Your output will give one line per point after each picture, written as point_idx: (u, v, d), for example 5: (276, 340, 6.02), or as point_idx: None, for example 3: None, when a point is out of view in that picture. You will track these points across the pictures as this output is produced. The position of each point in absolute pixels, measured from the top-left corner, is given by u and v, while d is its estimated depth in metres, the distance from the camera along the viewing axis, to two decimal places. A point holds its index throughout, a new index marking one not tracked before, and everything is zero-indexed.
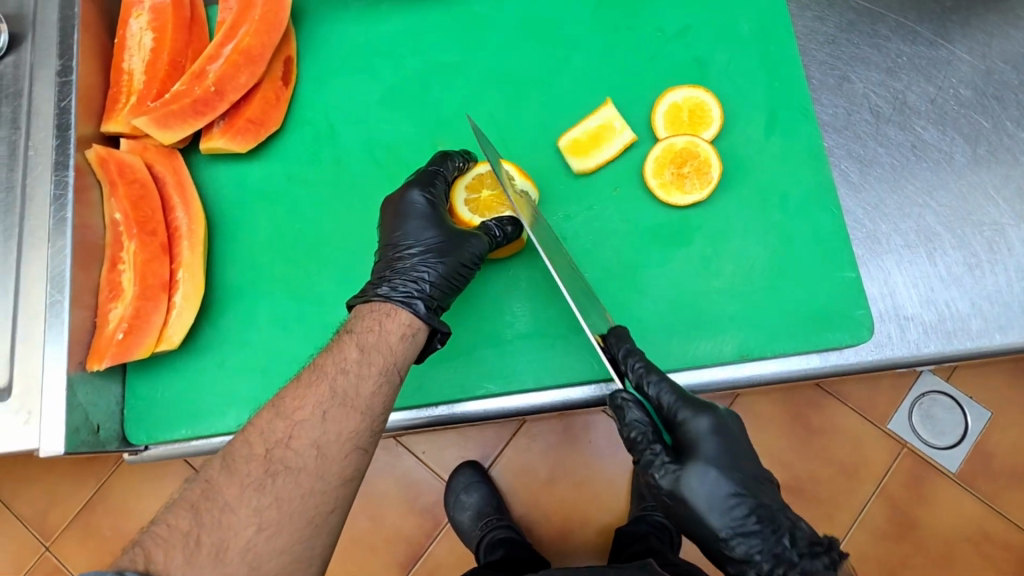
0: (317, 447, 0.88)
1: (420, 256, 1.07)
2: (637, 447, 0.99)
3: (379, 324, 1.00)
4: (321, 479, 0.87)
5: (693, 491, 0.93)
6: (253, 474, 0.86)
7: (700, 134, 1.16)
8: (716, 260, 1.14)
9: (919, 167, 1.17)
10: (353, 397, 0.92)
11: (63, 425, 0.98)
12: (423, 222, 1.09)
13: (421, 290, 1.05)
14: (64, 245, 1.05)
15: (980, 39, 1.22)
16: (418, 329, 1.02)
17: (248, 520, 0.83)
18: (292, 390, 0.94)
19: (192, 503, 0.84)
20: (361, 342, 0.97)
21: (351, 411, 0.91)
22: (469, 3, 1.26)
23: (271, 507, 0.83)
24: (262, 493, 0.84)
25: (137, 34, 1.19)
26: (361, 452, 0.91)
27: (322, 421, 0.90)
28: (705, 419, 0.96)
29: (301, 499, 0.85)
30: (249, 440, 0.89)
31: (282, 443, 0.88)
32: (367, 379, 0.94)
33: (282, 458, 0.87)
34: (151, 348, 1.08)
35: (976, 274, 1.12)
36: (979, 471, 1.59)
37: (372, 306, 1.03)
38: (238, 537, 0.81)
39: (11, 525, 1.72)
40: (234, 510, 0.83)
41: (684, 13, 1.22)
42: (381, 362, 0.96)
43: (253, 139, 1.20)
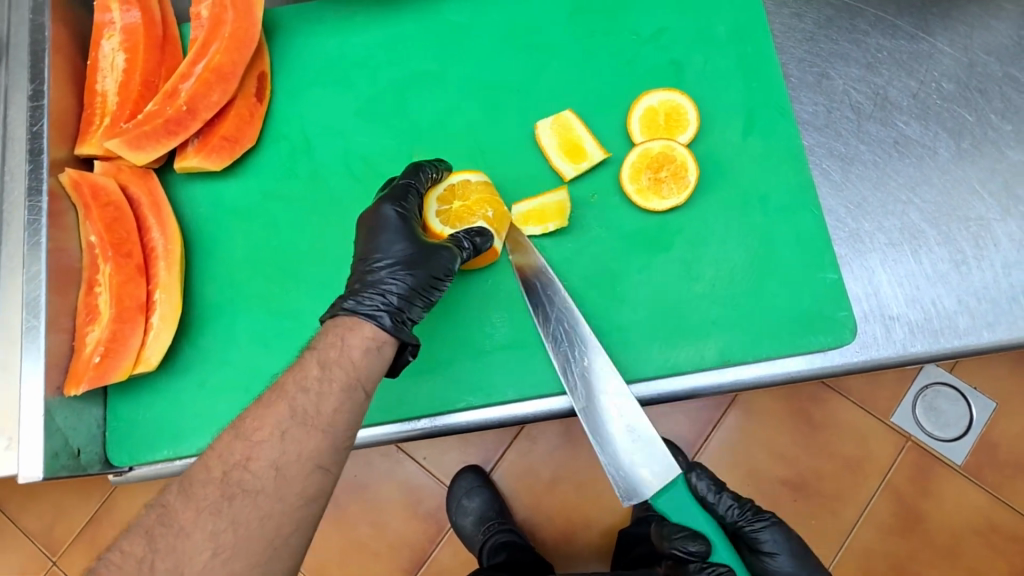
0: (276, 469, 0.87)
1: (389, 269, 1.05)
2: None
3: (342, 339, 0.98)
4: (281, 500, 0.86)
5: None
6: (210, 497, 0.86)
7: (676, 137, 1.15)
8: (696, 265, 1.13)
9: (901, 164, 1.15)
10: (314, 415, 0.91)
11: (43, 450, 0.98)
12: (395, 235, 1.08)
13: (387, 303, 1.03)
14: (38, 270, 1.05)
15: (962, 30, 1.20)
16: (383, 342, 1.00)
17: (204, 544, 0.83)
18: (252, 411, 0.93)
19: (148, 529, 0.85)
20: (322, 358, 0.95)
21: (312, 431, 0.90)
22: (443, 13, 1.25)
23: (227, 531, 0.84)
24: (219, 517, 0.85)
25: (108, 55, 1.19)
26: (323, 472, 0.89)
27: (282, 441, 0.89)
28: None
29: (259, 522, 0.85)
30: (207, 463, 0.89)
31: (239, 465, 0.88)
32: (327, 397, 0.92)
33: (239, 481, 0.87)
34: (128, 370, 1.09)
35: (962, 271, 1.10)
36: (984, 463, 1.57)
37: (337, 321, 1.01)
38: (193, 562, 0.82)
39: (15, 540, 1.72)
40: (189, 534, 0.84)
41: (659, 16, 1.21)
42: (342, 377, 0.93)
43: (228, 157, 1.20)
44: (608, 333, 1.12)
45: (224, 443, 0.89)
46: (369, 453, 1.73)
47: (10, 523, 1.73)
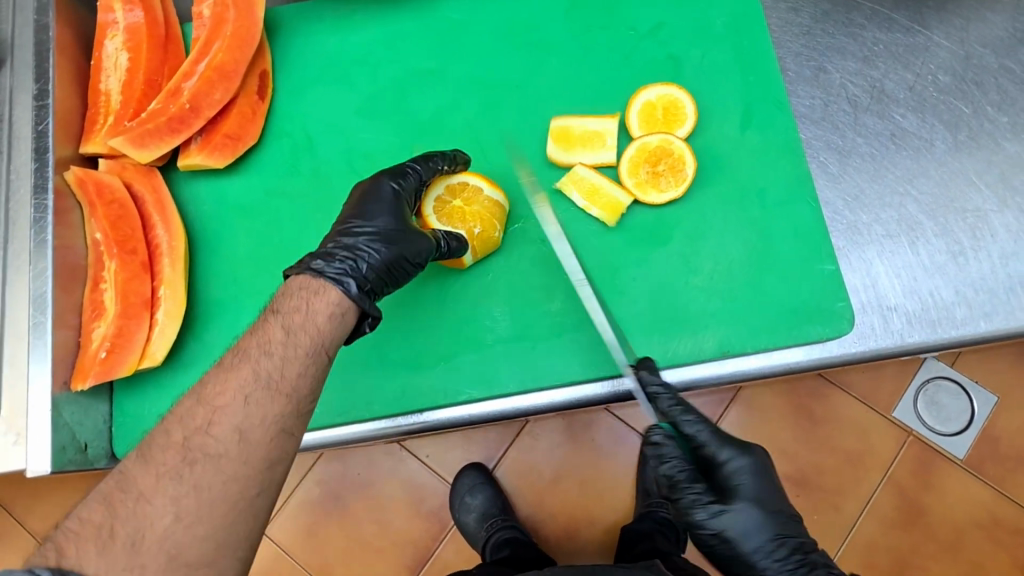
0: (238, 432, 0.88)
1: (365, 239, 1.07)
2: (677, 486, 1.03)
3: (306, 303, 0.99)
4: (244, 465, 0.87)
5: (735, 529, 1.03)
6: (170, 462, 0.86)
7: (674, 131, 1.16)
8: (695, 258, 1.13)
9: (898, 156, 1.16)
10: (277, 379, 0.92)
11: (51, 444, 1.00)
12: (383, 208, 1.09)
13: (355, 269, 1.04)
14: (44, 267, 1.07)
15: (958, 23, 1.21)
16: (347, 309, 1.02)
17: (165, 510, 0.83)
18: (214, 377, 0.93)
19: (106, 495, 0.84)
20: (287, 322, 0.97)
21: (276, 395, 0.91)
22: (442, 11, 1.27)
23: (189, 496, 0.84)
24: (180, 482, 0.84)
25: (112, 55, 1.20)
26: (286, 435, 0.91)
27: (245, 405, 0.90)
28: (744, 459, 1.05)
29: (223, 486, 0.85)
30: (167, 427, 0.89)
31: (200, 430, 0.88)
32: (292, 362, 0.94)
33: (200, 446, 0.87)
34: (134, 366, 1.10)
35: (960, 263, 1.10)
36: (985, 456, 1.57)
37: (303, 280, 1.03)
38: (154, 527, 0.82)
39: (21, 540, 1.72)
40: (150, 499, 0.83)
41: (656, 11, 1.22)
42: (305, 343, 0.95)
43: (230, 154, 1.21)
44: None
45: (185, 409, 0.89)
46: (373, 450, 1.74)
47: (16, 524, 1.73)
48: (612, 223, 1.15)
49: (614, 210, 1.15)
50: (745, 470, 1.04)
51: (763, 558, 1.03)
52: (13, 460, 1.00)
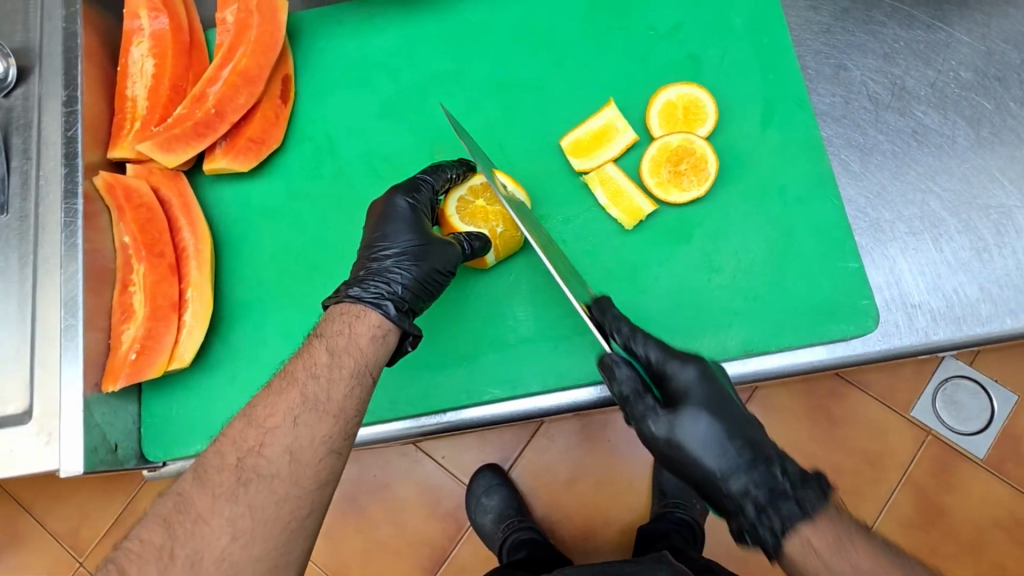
0: (289, 454, 0.89)
1: (394, 258, 1.08)
2: (628, 402, 0.95)
3: (348, 327, 1.00)
4: (295, 485, 0.88)
5: (688, 438, 0.93)
6: (226, 483, 0.87)
7: (695, 131, 1.16)
8: (717, 256, 1.14)
9: (920, 153, 1.15)
10: (324, 401, 0.93)
11: (83, 445, 1.01)
12: (403, 226, 1.09)
13: (392, 291, 1.05)
14: (75, 270, 1.08)
15: (979, 19, 1.21)
16: (388, 330, 1.03)
17: (222, 530, 0.84)
18: (263, 399, 0.95)
19: (165, 516, 0.86)
20: (331, 345, 0.98)
21: (323, 415, 0.92)
22: (461, 12, 1.27)
23: (244, 516, 0.85)
24: (235, 503, 0.86)
25: (138, 61, 1.22)
26: (335, 456, 0.92)
27: (294, 426, 0.91)
28: (692, 367, 0.96)
29: (275, 506, 0.86)
30: (221, 450, 0.91)
31: (253, 452, 0.90)
32: (338, 383, 0.95)
33: (254, 467, 0.88)
34: (163, 367, 1.11)
35: (984, 259, 1.10)
36: (1007, 455, 1.56)
37: (342, 307, 1.04)
38: (212, 547, 0.83)
39: (42, 540, 1.74)
40: (207, 521, 0.85)
41: (676, 11, 1.22)
42: (351, 365, 0.96)
43: (254, 158, 1.22)
44: None
45: (237, 429, 0.91)
46: (390, 451, 1.74)
47: (36, 525, 1.74)
48: (630, 226, 1.15)
49: (633, 215, 1.15)
50: (694, 384, 0.95)
51: (721, 465, 0.91)
52: (47, 461, 1.02)
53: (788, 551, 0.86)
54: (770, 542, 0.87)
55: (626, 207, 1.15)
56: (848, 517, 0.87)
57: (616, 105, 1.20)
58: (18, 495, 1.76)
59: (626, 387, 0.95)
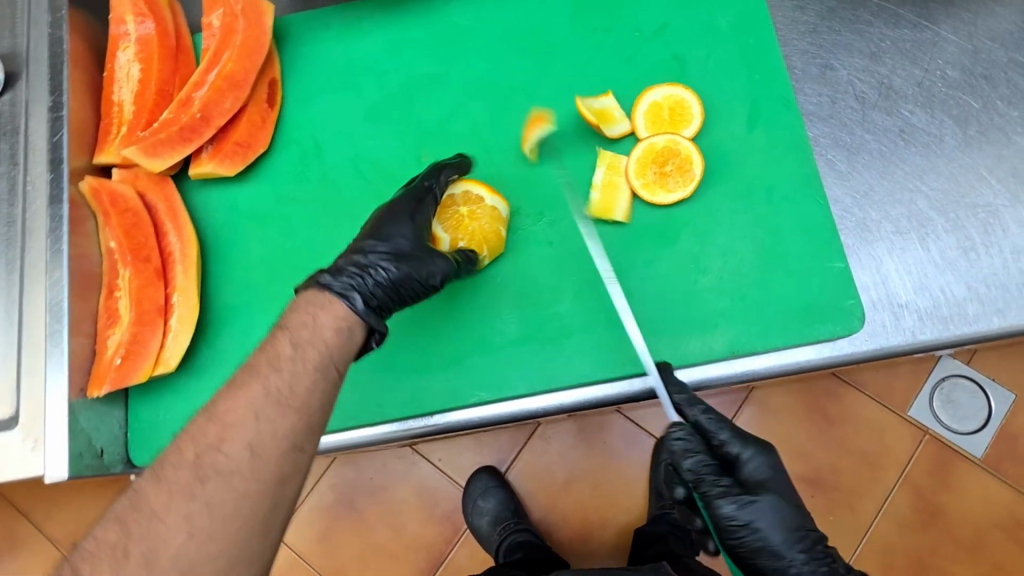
0: (250, 448, 0.87)
1: (375, 254, 1.08)
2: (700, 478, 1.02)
3: (314, 319, 1.00)
4: (256, 480, 0.86)
5: (767, 520, 0.99)
6: (182, 480, 0.85)
7: (681, 132, 1.16)
8: (703, 257, 1.13)
9: (907, 152, 1.15)
10: (288, 395, 0.92)
11: (68, 450, 1.01)
12: (402, 230, 1.11)
13: (362, 285, 1.05)
14: (60, 275, 1.08)
15: (966, 18, 1.20)
16: (355, 325, 1.03)
17: (178, 528, 0.81)
18: (225, 394, 0.92)
19: (121, 516, 0.83)
20: (296, 337, 0.97)
21: (286, 411, 0.90)
22: (448, 16, 1.28)
23: (201, 513, 0.82)
24: (192, 500, 0.83)
25: (125, 66, 1.22)
26: (298, 450, 0.90)
27: (256, 422, 0.89)
28: (761, 460, 1.04)
29: (234, 503, 0.84)
30: (179, 447, 0.88)
31: (213, 448, 0.87)
32: (302, 376, 0.94)
33: (212, 463, 0.85)
34: (149, 372, 1.11)
35: (971, 258, 1.10)
36: (1003, 455, 1.54)
37: (312, 293, 1.04)
38: (168, 545, 0.81)
39: (40, 545, 1.73)
40: (162, 517, 0.82)
41: (661, 12, 1.22)
42: (315, 359, 0.96)
43: (241, 162, 1.23)
44: (616, 327, 1.13)
45: (197, 426, 0.88)
46: (385, 454, 1.74)
47: (34, 530, 1.74)
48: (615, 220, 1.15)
49: (604, 209, 1.15)
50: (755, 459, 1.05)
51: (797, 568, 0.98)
52: (31, 466, 1.02)
53: None
54: None
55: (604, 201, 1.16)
56: None
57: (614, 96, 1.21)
58: (17, 501, 1.76)
59: (703, 479, 1.01)
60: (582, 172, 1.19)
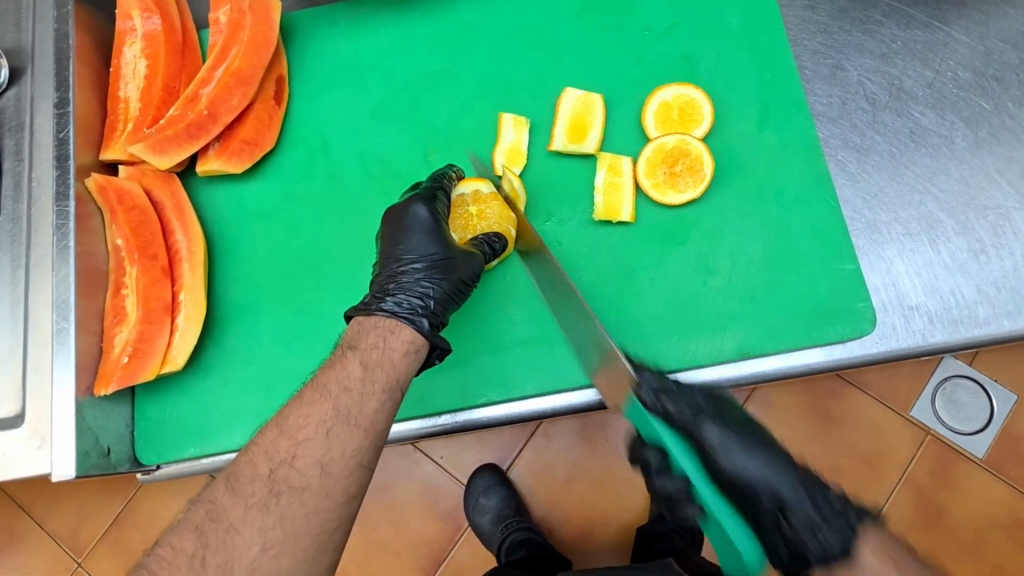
0: (321, 466, 0.88)
1: (422, 271, 1.07)
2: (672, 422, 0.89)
3: (383, 341, 1.00)
4: (326, 498, 0.87)
5: (722, 456, 0.84)
6: (258, 494, 0.86)
7: (691, 131, 1.15)
8: (712, 259, 1.13)
9: (918, 154, 1.15)
10: (356, 414, 0.92)
11: (74, 449, 1.01)
12: (426, 236, 1.10)
13: (425, 306, 1.06)
14: (67, 273, 1.08)
15: (977, 18, 1.20)
16: (420, 345, 1.03)
17: (253, 541, 0.83)
18: (295, 408, 0.94)
19: (196, 524, 0.86)
20: (365, 359, 0.97)
21: (355, 430, 0.91)
22: (456, 13, 1.27)
23: (275, 528, 0.84)
24: (266, 514, 0.85)
25: (131, 62, 1.22)
26: (364, 470, 0.91)
27: (326, 440, 0.89)
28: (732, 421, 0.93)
29: (305, 519, 0.85)
30: (253, 459, 0.90)
31: (285, 463, 0.88)
32: (370, 397, 0.94)
33: (285, 478, 0.87)
34: (156, 370, 1.11)
35: (981, 261, 1.09)
36: (1006, 455, 1.54)
37: (375, 319, 1.03)
38: (242, 557, 0.82)
39: (41, 542, 1.73)
40: (239, 530, 0.84)
41: (671, 11, 1.22)
42: (384, 379, 0.96)
43: (248, 160, 1.22)
44: (626, 327, 1.13)
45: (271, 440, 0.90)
46: (388, 452, 1.74)
47: (36, 527, 1.73)
48: (630, 219, 1.14)
49: (608, 211, 1.14)
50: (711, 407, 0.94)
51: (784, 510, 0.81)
52: (37, 465, 1.01)
53: (865, 560, 0.73)
54: (837, 547, 0.75)
55: (608, 203, 1.14)
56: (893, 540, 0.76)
57: (601, 96, 1.19)
58: (18, 496, 1.76)
59: (676, 412, 0.91)
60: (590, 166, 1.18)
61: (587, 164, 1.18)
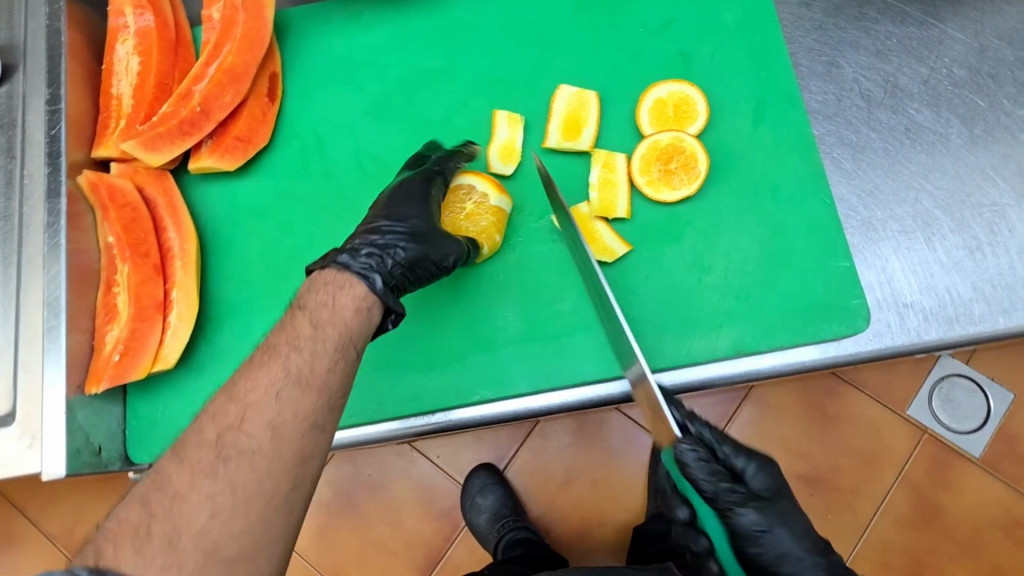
0: (271, 427, 0.89)
1: (390, 232, 1.07)
2: (714, 495, 0.97)
3: (333, 298, 1.00)
4: (277, 460, 0.87)
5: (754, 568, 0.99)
6: (204, 460, 0.86)
7: (685, 129, 1.15)
8: (707, 256, 1.12)
9: (913, 151, 1.14)
10: (308, 375, 0.93)
11: (65, 447, 1.00)
12: (406, 202, 1.10)
13: (381, 265, 1.04)
14: (58, 270, 1.07)
15: (972, 16, 1.20)
16: (371, 305, 1.02)
17: (201, 507, 0.83)
18: (244, 375, 0.94)
19: (143, 496, 0.84)
20: (315, 317, 0.98)
21: (307, 390, 0.92)
22: (451, 10, 1.27)
23: (224, 492, 0.84)
24: (214, 479, 0.84)
25: (124, 59, 1.21)
26: (317, 431, 0.91)
27: (276, 401, 0.90)
28: (767, 476, 1.02)
29: (257, 482, 0.85)
30: (200, 425, 0.90)
31: (234, 427, 0.89)
32: (321, 356, 0.95)
33: (234, 442, 0.87)
34: (147, 368, 1.10)
35: (977, 258, 1.09)
36: (1002, 454, 1.54)
37: (329, 273, 1.04)
38: (190, 524, 0.81)
39: (35, 542, 1.72)
40: (185, 497, 0.83)
41: (666, 8, 1.21)
42: (334, 338, 0.96)
43: (241, 157, 1.21)
44: None
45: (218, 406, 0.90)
46: (384, 451, 1.73)
47: (32, 527, 1.73)
48: (626, 215, 1.14)
49: (603, 207, 1.14)
50: (755, 471, 1.02)
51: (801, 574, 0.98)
52: (29, 465, 1.01)
53: None
54: None
55: (603, 199, 1.14)
56: None
57: (596, 94, 1.19)
58: (13, 496, 1.75)
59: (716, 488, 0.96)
60: (584, 164, 1.18)
61: (581, 162, 1.18)
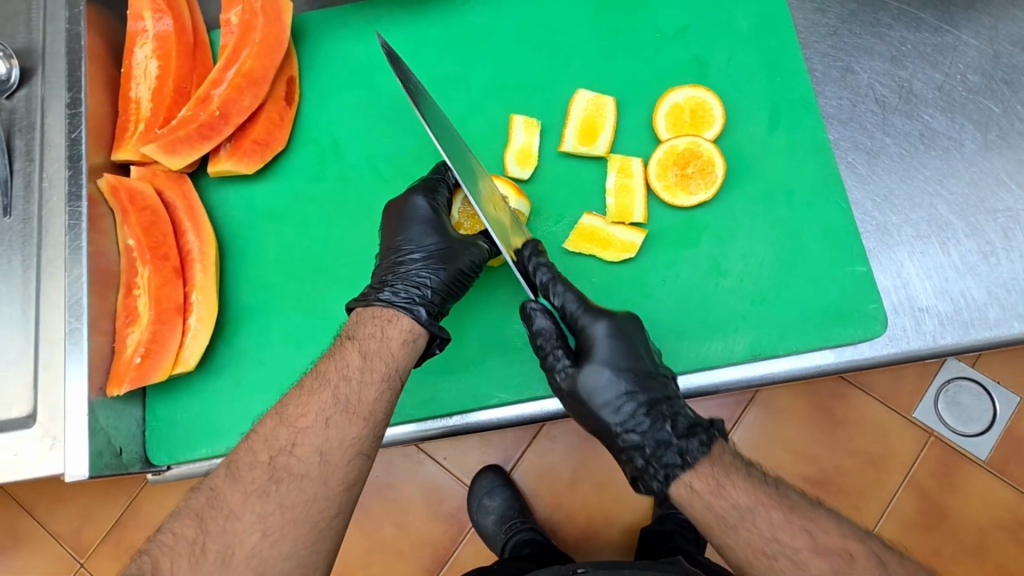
0: (320, 454, 0.90)
1: (421, 262, 1.08)
2: (543, 352, 1.05)
3: (381, 331, 1.02)
4: (324, 485, 0.89)
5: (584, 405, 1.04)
6: (257, 481, 0.89)
7: (702, 134, 1.16)
8: (723, 260, 1.13)
9: (927, 156, 1.15)
10: (355, 403, 0.95)
11: (87, 449, 1.01)
12: (425, 227, 1.10)
13: (422, 296, 1.06)
14: (79, 273, 1.07)
15: (987, 22, 1.20)
16: (419, 334, 1.04)
17: (253, 527, 0.86)
18: (294, 399, 0.96)
19: (197, 512, 0.87)
20: (363, 348, 0.99)
21: (353, 418, 0.93)
22: (467, 14, 1.27)
23: (274, 514, 0.86)
24: (266, 500, 0.87)
25: (142, 63, 1.22)
26: (364, 457, 0.93)
27: (325, 428, 0.92)
28: (603, 324, 1.03)
29: (305, 504, 0.87)
30: (252, 447, 0.92)
31: (285, 450, 0.91)
32: (369, 384, 0.96)
33: (285, 466, 0.90)
34: (168, 370, 1.11)
35: (991, 263, 1.10)
36: (1010, 457, 1.54)
37: (374, 309, 1.05)
38: (243, 543, 0.85)
39: (42, 541, 1.72)
40: (239, 516, 0.86)
41: (682, 14, 1.22)
42: (382, 368, 0.97)
43: (259, 160, 1.22)
44: None
45: (270, 428, 0.92)
46: (392, 453, 1.74)
47: (38, 526, 1.73)
48: (644, 220, 1.14)
49: (619, 211, 1.14)
50: (585, 323, 1.04)
51: (611, 412, 1.01)
52: (51, 466, 1.01)
53: (674, 492, 0.95)
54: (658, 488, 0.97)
55: (619, 204, 1.15)
56: (727, 457, 0.95)
57: (615, 100, 1.20)
58: (18, 496, 1.75)
59: (544, 337, 1.04)
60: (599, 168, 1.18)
61: (597, 166, 1.18)
